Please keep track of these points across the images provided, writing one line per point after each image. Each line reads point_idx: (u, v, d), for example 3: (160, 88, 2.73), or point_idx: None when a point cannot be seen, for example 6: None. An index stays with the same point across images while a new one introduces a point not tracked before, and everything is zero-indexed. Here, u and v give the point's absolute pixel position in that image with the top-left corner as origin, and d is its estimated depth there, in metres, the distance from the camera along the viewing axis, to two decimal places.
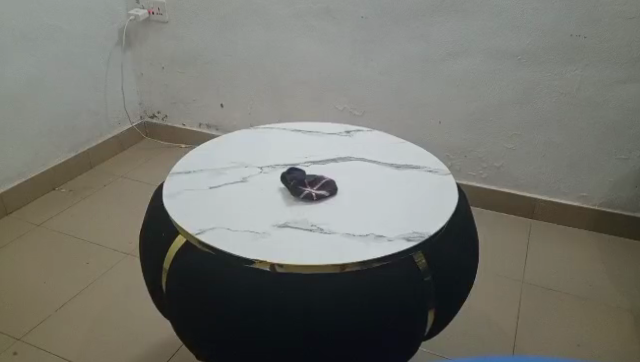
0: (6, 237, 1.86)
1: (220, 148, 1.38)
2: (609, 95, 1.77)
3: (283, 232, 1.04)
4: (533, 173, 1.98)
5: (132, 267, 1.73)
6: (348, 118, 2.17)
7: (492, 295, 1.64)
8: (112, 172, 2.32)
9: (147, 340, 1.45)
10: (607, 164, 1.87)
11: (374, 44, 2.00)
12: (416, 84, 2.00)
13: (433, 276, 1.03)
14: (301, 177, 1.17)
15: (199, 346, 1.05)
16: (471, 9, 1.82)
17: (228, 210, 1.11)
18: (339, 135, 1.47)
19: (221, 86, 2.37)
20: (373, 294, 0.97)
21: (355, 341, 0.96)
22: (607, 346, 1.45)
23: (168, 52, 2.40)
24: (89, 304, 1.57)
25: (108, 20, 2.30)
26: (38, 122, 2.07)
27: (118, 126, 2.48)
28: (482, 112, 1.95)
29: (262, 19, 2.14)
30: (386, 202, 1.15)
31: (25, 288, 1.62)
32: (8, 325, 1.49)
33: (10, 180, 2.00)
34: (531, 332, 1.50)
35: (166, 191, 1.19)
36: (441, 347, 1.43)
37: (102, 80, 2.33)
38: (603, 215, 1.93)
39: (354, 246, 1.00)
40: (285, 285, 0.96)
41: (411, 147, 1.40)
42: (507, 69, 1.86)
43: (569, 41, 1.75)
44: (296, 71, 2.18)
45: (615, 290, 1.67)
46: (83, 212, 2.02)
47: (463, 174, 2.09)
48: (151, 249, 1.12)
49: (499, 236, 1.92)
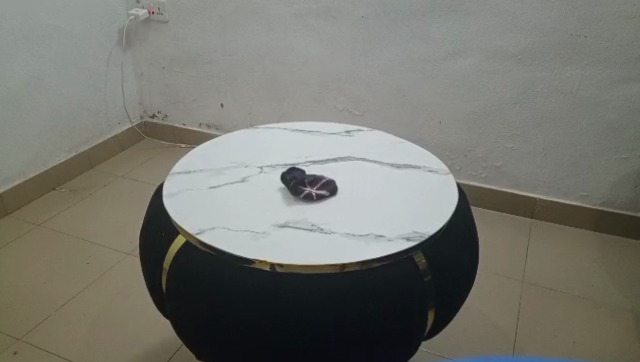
0: (6, 237, 1.86)
1: (220, 148, 1.38)
2: (610, 94, 1.77)
3: (283, 232, 1.04)
4: (533, 173, 1.98)
5: (133, 266, 1.73)
6: (348, 117, 2.17)
7: (492, 295, 1.63)
8: (112, 172, 2.32)
9: (147, 340, 1.45)
10: (607, 163, 1.86)
11: (374, 44, 2.00)
12: (416, 83, 2.00)
13: (433, 276, 1.03)
14: (301, 177, 1.16)
15: (200, 346, 1.05)
16: (471, 8, 1.82)
17: (227, 210, 1.11)
18: (339, 135, 1.47)
19: (221, 86, 2.37)
20: (373, 294, 0.97)
21: (355, 341, 0.96)
22: (607, 346, 1.45)
23: (168, 52, 2.40)
24: (89, 304, 1.57)
25: (108, 19, 2.30)
26: (39, 122, 2.07)
27: (118, 125, 2.48)
28: (482, 112, 1.95)
29: (262, 19, 2.14)
30: (386, 202, 1.15)
31: (25, 288, 1.62)
32: (8, 325, 1.49)
33: (10, 180, 2.00)
34: (531, 331, 1.50)
35: (166, 190, 1.19)
36: (442, 347, 1.43)
37: (102, 79, 2.33)
38: (603, 215, 1.92)
39: (354, 246, 1.00)
40: (284, 285, 0.96)
41: (411, 147, 1.39)
42: (507, 69, 1.86)
43: (569, 40, 1.75)
44: (296, 71, 2.18)
45: (615, 289, 1.67)
46: (83, 212, 2.02)
47: (463, 174, 2.09)
48: (150, 249, 1.11)
49: (499, 235, 1.92)
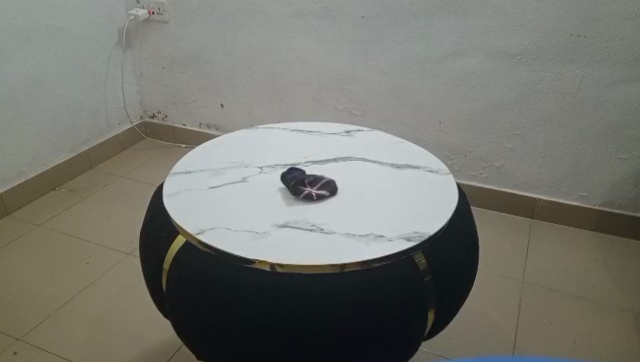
0: (5, 237, 1.86)
1: (220, 148, 1.38)
2: (610, 94, 1.77)
3: (283, 232, 1.04)
4: (533, 173, 1.98)
5: (133, 266, 1.73)
6: (348, 117, 2.17)
7: (492, 295, 1.63)
8: (112, 172, 2.32)
9: (147, 340, 1.45)
10: (607, 163, 1.86)
11: (374, 44, 2.00)
12: (416, 84, 2.00)
13: (433, 276, 1.03)
14: (301, 177, 1.16)
15: (200, 346, 1.05)
16: (471, 8, 1.82)
17: (227, 210, 1.11)
18: (339, 135, 1.47)
19: (221, 86, 2.37)
20: (373, 294, 0.97)
21: (355, 341, 0.96)
22: (606, 345, 1.45)
23: (168, 52, 2.40)
24: (89, 304, 1.57)
25: (108, 19, 2.30)
26: (38, 122, 2.07)
27: (118, 126, 2.48)
28: (482, 112, 1.95)
29: (262, 19, 2.14)
30: (386, 202, 1.15)
31: (25, 288, 1.62)
32: (8, 325, 1.49)
33: (10, 180, 2.00)
34: (531, 331, 1.50)
35: (166, 191, 1.19)
36: (442, 347, 1.43)
37: (102, 79, 2.33)
38: (603, 215, 1.92)
39: (354, 246, 1.00)
40: (284, 285, 0.96)
41: (410, 147, 1.39)
42: (507, 69, 1.86)
43: (569, 41, 1.75)
44: (296, 71, 2.18)
45: (615, 289, 1.67)
46: (82, 212, 2.02)
47: (463, 174, 2.09)
48: (150, 249, 1.11)
49: (499, 235, 1.92)
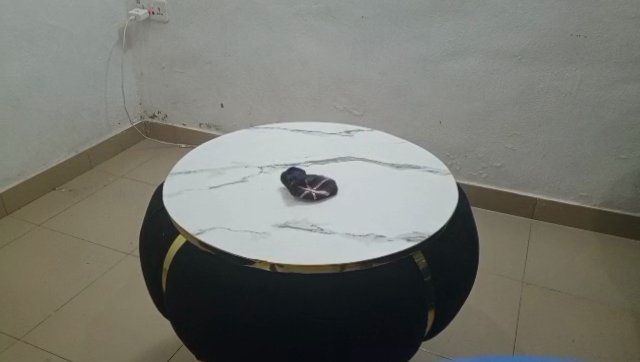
0: (5, 237, 1.86)
1: (220, 148, 1.38)
2: (610, 95, 1.77)
3: (283, 232, 1.04)
4: (533, 173, 1.98)
5: (133, 266, 1.73)
6: (348, 117, 2.17)
7: (492, 294, 1.64)
8: (112, 173, 2.32)
9: (147, 340, 1.44)
10: (607, 163, 1.86)
11: (374, 45, 2.00)
12: (416, 83, 2.00)
13: (433, 276, 1.03)
14: (301, 177, 1.16)
15: (199, 347, 1.04)
16: (470, 8, 1.82)
17: (226, 209, 1.11)
18: (339, 135, 1.47)
19: (221, 86, 2.37)
20: (372, 294, 0.97)
21: (355, 342, 0.96)
22: (606, 346, 1.46)
23: (168, 52, 2.40)
24: (89, 304, 1.57)
25: (108, 18, 2.29)
26: (38, 122, 2.07)
27: (118, 125, 2.48)
28: (482, 112, 1.95)
29: (262, 19, 2.14)
30: (386, 202, 1.15)
31: (24, 288, 1.62)
32: (9, 325, 1.49)
33: (10, 180, 2.00)
34: (532, 331, 1.50)
35: (166, 190, 1.19)
36: (441, 347, 1.43)
37: (102, 78, 2.33)
38: (603, 215, 1.92)
39: (354, 246, 1.00)
40: (284, 285, 0.96)
41: (409, 147, 1.39)
42: (507, 69, 1.86)
43: (569, 40, 1.75)
44: (296, 71, 2.18)
45: (615, 290, 1.66)
46: (82, 212, 2.02)
47: (463, 174, 2.09)
48: (151, 249, 1.11)
49: (499, 236, 1.92)
